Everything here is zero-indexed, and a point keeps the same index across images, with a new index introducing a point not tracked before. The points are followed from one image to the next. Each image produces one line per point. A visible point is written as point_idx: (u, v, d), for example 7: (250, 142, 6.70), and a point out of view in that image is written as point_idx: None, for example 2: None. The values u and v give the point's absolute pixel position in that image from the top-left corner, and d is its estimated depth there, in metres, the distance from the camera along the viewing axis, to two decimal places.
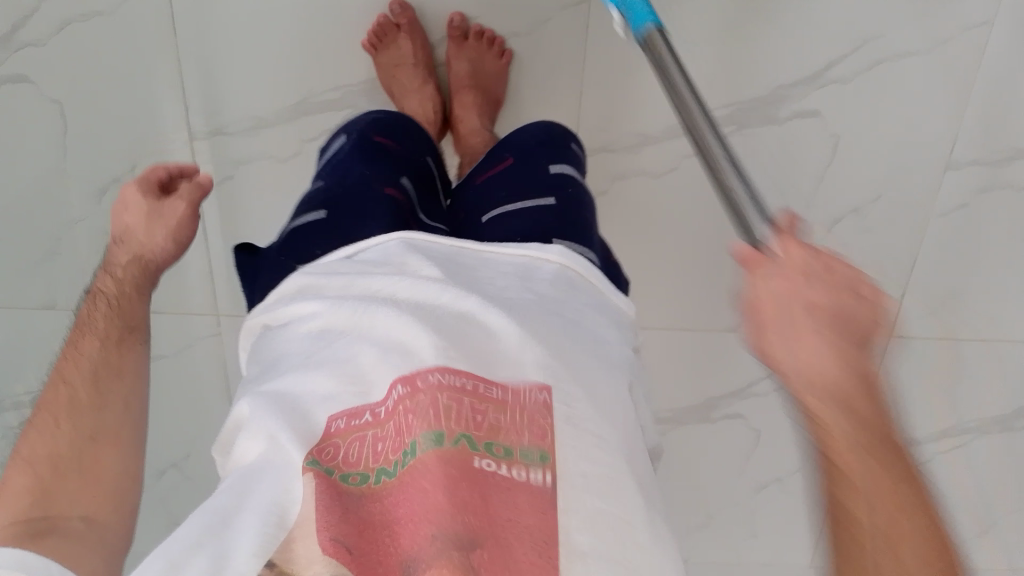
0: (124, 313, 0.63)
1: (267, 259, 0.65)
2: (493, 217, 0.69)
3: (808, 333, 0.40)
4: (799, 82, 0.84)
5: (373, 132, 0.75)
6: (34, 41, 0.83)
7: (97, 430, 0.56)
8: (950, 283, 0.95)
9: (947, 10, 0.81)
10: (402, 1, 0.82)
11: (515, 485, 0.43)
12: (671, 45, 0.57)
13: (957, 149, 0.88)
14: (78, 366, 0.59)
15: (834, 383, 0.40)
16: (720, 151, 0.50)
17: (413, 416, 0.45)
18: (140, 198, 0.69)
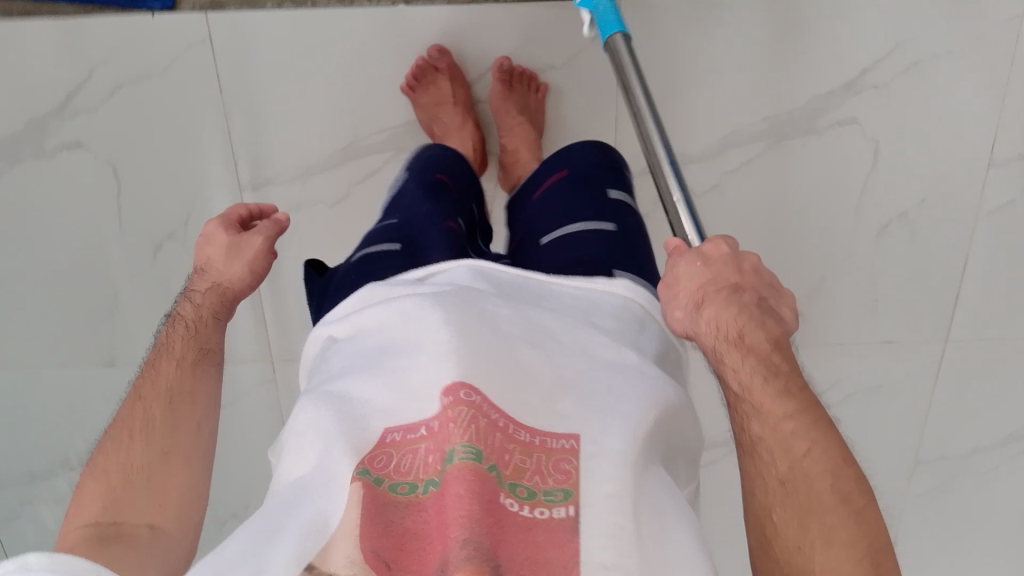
0: (201, 339, 0.63)
1: (336, 279, 0.70)
2: (551, 239, 0.70)
3: (719, 304, 0.52)
4: (836, 91, 0.84)
5: (433, 167, 0.78)
6: (89, 107, 0.86)
7: (170, 449, 0.58)
8: (1002, 281, 0.94)
9: (980, 8, 0.82)
10: (440, 46, 0.84)
11: (535, 526, 0.43)
12: (633, 51, 0.62)
13: (999, 145, 0.87)
14: (155, 386, 0.60)
15: (737, 332, 0.51)
16: (666, 166, 0.58)
17: (454, 425, 0.47)
18: (224, 235, 0.68)
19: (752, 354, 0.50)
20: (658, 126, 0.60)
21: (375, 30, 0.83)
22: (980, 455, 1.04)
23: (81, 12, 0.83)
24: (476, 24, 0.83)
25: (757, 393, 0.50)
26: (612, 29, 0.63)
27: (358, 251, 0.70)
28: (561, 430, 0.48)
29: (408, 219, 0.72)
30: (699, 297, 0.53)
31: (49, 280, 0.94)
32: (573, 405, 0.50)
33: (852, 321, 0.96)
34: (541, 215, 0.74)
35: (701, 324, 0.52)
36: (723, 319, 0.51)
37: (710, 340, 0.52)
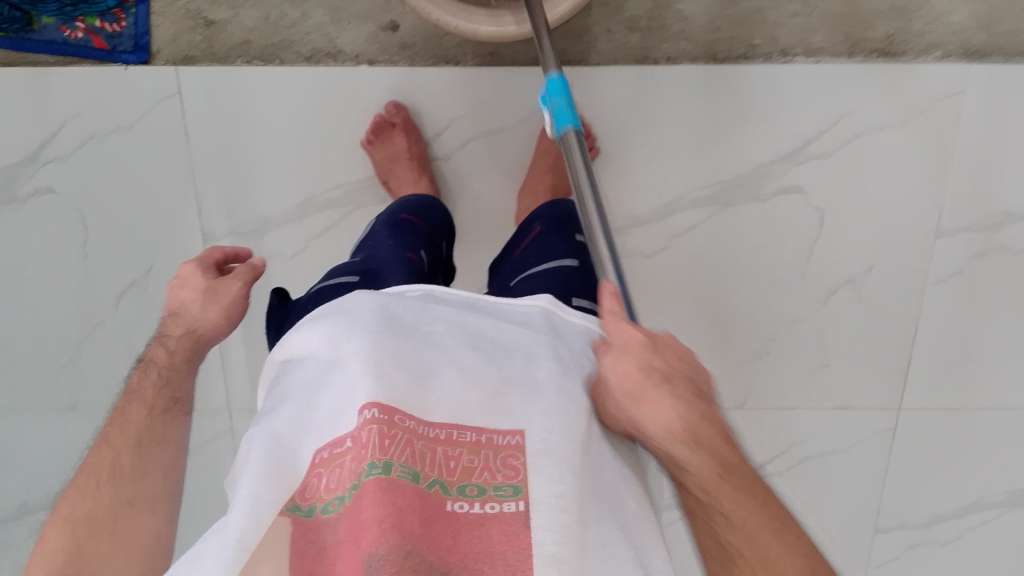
0: (170, 385, 0.67)
1: (300, 306, 0.74)
2: (520, 280, 0.77)
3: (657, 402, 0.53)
4: (780, 160, 0.87)
5: (400, 211, 0.82)
6: (60, 156, 0.89)
7: (135, 496, 0.59)
8: (953, 350, 0.95)
9: (919, 83, 0.85)
10: (396, 102, 0.87)
11: (487, 519, 0.48)
12: (583, 146, 0.62)
13: (944, 215, 0.89)
14: (124, 432, 0.63)
15: (681, 429, 0.53)
16: (603, 240, 0.60)
17: (387, 444, 0.50)
18: (200, 279, 0.73)
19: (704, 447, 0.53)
20: (601, 213, 0.61)
21: (337, 89, 0.87)
22: (939, 526, 1.04)
23: (60, 64, 0.86)
24: (434, 85, 0.87)
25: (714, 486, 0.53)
26: (567, 124, 0.63)
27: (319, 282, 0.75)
28: (505, 428, 0.53)
29: (371, 257, 0.76)
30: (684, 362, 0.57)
31: (14, 322, 0.96)
32: (503, 412, 0.54)
33: (804, 386, 0.97)
34: (523, 262, 0.80)
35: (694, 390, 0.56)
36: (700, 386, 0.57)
37: (665, 438, 0.53)
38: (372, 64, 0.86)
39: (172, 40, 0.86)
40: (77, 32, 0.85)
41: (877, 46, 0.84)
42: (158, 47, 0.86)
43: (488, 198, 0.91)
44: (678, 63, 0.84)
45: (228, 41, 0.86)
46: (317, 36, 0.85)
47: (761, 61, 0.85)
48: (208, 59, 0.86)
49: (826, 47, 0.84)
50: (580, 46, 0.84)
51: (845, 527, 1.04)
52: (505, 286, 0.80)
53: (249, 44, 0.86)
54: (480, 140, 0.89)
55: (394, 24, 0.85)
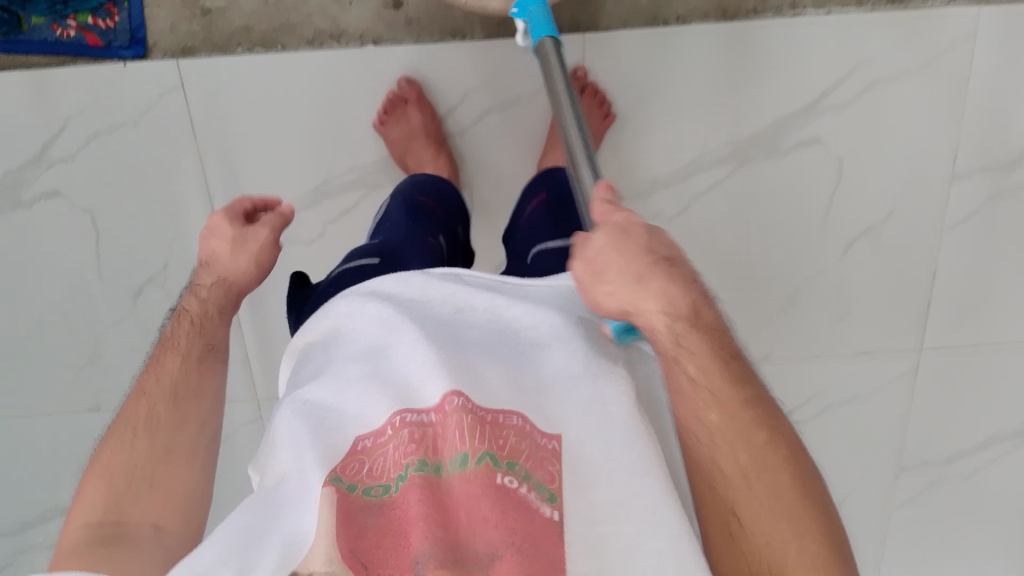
0: (206, 333, 0.68)
1: (318, 292, 0.74)
2: (538, 254, 0.77)
3: (653, 291, 0.55)
4: (798, 113, 0.87)
5: (417, 193, 0.81)
6: (63, 157, 0.87)
7: (171, 445, 0.60)
8: (971, 290, 0.96)
9: (933, 25, 0.84)
10: (410, 77, 0.86)
11: (530, 507, 0.49)
12: (561, 55, 0.64)
13: (960, 156, 0.89)
14: (159, 382, 0.64)
15: (682, 315, 0.55)
16: (575, 136, 0.61)
17: (444, 438, 0.51)
18: (229, 226, 0.71)
19: (711, 356, 0.55)
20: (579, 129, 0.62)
21: (345, 72, 0.85)
22: (962, 461, 1.05)
23: (53, 65, 0.84)
24: (444, 60, 0.85)
25: (724, 394, 0.54)
26: (543, 35, 0.66)
27: (339, 265, 0.75)
28: (545, 429, 0.53)
29: (389, 239, 0.77)
30: (643, 274, 0.55)
31: (32, 329, 0.95)
32: (547, 410, 0.54)
33: (826, 334, 0.98)
34: (530, 237, 0.80)
35: (649, 303, 0.55)
36: (674, 296, 0.55)
37: (666, 322, 0.55)
38: (378, 43, 0.85)
39: (169, 31, 0.84)
40: (69, 29, 0.82)
41: None
42: (155, 40, 0.84)
43: (506, 170, 0.90)
44: (688, 22, 0.83)
45: (227, 28, 0.84)
46: (319, 17, 0.83)
47: (772, 14, 0.84)
48: (209, 48, 0.84)
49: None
50: (589, 12, 0.83)
51: (870, 467, 1.06)
52: (519, 264, 0.79)
53: (249, 30, 0.84)
54: (496, 113, 0.88)
55: (398, 2, 0.83)
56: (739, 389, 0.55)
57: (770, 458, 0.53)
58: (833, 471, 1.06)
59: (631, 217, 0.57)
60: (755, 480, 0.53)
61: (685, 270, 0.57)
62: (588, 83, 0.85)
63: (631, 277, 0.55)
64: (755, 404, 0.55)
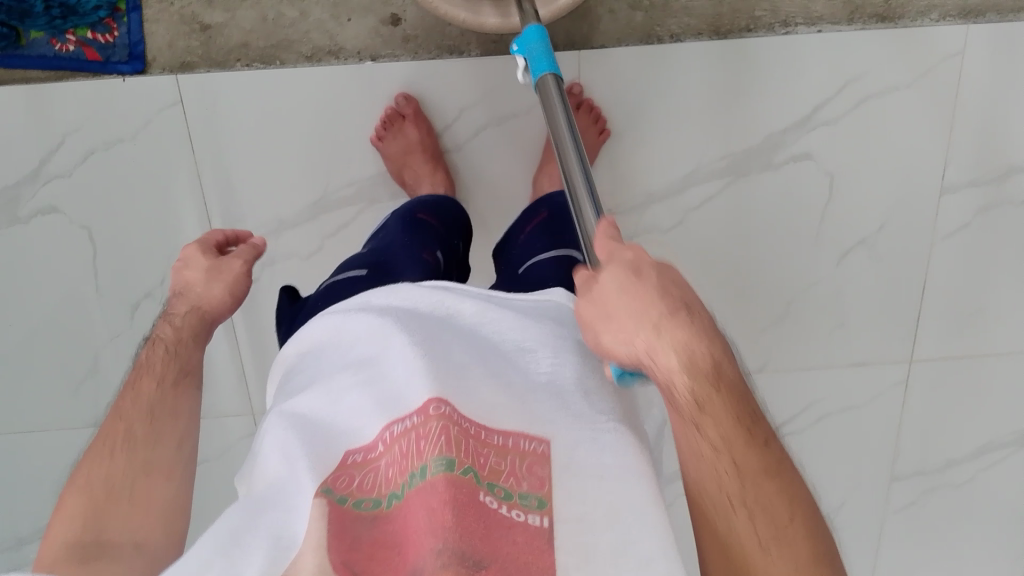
0: (180, 358, 0.69)
1: (309, 304, 0.75)
2: (526, 267, 0.77)
3: (668, 343, 0.51)
4: (790, 128, 0.88)
5: (418, 210, 0.82)
6: (61, 172, 0.88)
7: (150, 464, 0.62)
8: (961, 301, 0.97)
9: (923, 42, 0.85)
10: (407, 93, 0.86)
11: (514, 524, 0.48)
12: (562, 91, 0.63)
13: (949, 170, 0.91)
14: (137, 403, 0.65)
15: (700, 369, 0.51)
16: (580, 178, 0.59)
17: (425, 441, 0.51)
18: (202, 258, 0.74)
19: (730, 415, 0.52)
20: (583, 172, 0.60)
21: (344, 87, 0.86)
22: (954, 470, 1.07)
23: (52, 80, 0.85)
24: (441, 76, 0.86)
25: (739, 450, 0.51)
26: (544, 70, 0.64)
27: (330, 278, 0.76)
28: (533, 433, 0.53)
29: (380, 251, 0.77)
30: (659, 323, 0.52)
31: (28, 345, 0.95)
32: (537, 416, 0.54)
33: (819, 346, 0.99)
34: (520, 250, 0.81)
35: (667, 353, 0.51)
36: (692, 347, 0.51)
37: (684, 378, 0.51)
38: (375, 59, 0.85)
39: (167, 47, 0.84)
40: (67, 45, 0.83)
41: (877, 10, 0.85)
42: (153, 56, 0.85)
43: (503, 184, 0.91)
44: (682, 39, 0.85)
45: (226, 44, 0.84)
46: (317, 34, 0.84)
47: (765, 31, 0.85)
48: (207, 64, 0.85)
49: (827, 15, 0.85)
50: (584, 28, 0.84)
51: (864, 477, 1.07)
52: (508, 277, 0.80)
53: (248, 46, 0.84)
54: (491, 128, 0.88)
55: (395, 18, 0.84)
56: (761, 451, 0.52)
57: (789, 530, 0.50)
58: (827, 480, 1.07)
59: (641, 257, 0.55)
60: (767, 531, 0.50)
61: (702, 315, 0.54)
62: (583, 100, 0.86)
63: (647, 328, 0.52)
64: (779, 467, 0.52)
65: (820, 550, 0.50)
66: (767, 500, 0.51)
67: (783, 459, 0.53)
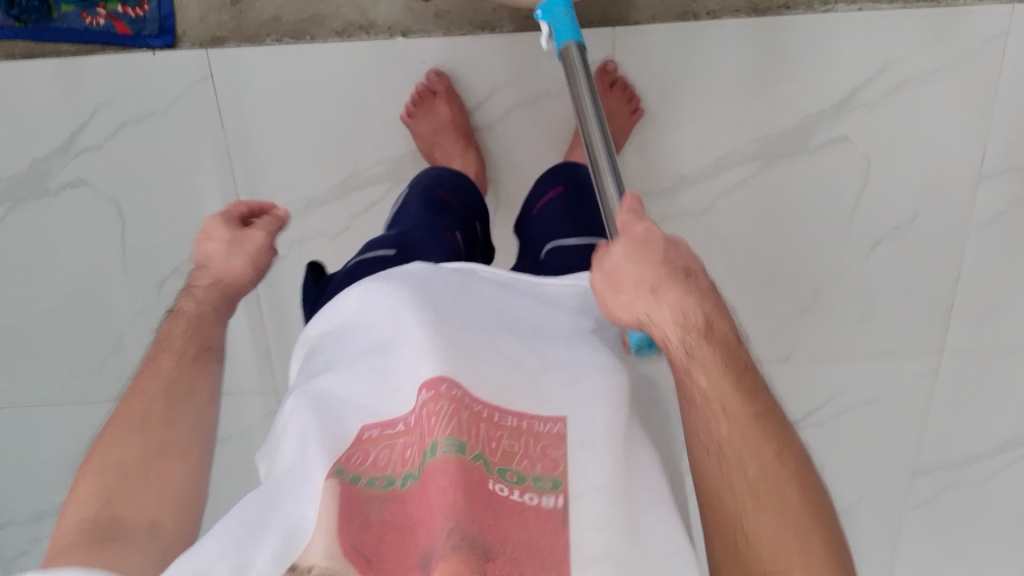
0: (199, 333, 0.68)
1: (334, 283, 0.74)
2: (550, 250, 0.76)
3: (667, 300, 0.52)
4: (826, 111, 0.86)
5: (436, 186, 0.81)
6: (90, 146, 0.87)
7: (165, 444, 0.61)
8: (995, 291, 0.96)
9: (966, 24, 0.83)
10: (439, 70, 0.85)
11: (526, 509, 0.48)
12: (586, 62, 0.62)
13: (988, 157, 0.89)
14: (154, 381, 0.64)
15: (693, 326, 0.53)
16: (602, 151, 0.59)
17: (436, 420, 0.50)
18: (225, 229, 0.71)
19: (722, 371, 0.53)
20: (606, 145, 0.60)
21: (374, 63, 0.85)
22: (981, 462, 1.05)
23: (82, 52, 0.84)
24: (472, 53, 0.85)
25: (730, 404, 0.53)
26: (568, 38, 0.63)
27: (355, 257, 0.74)
28: (548, 413, 0.52)
29: (406, 232, 0.76)
30: (660, 283, 0.53)
31: (55, 320, 0.95)
32: (550, 396, 0.53)
33: (849, 333, 0.97)
34: (546, 231, 0.80)
35: (663, 312, 0.52)
36: (686, 305, 0.53)
37: (678, 335, 0.53)
38: (406, 35, 0.84)
39: (198, 21, 0.84)
40: (98, 18, 0.83)
41: None
42: (184, 29, 0.84)
43: (533, 165, 0.90)
44: (718, 17, 0.83)
45: (257, 19, 0.84)
46: (349, 9, 0.83)
47: (803, 10, 0.83)
48: (237, 39, 0.84)
49: None
50: (618, 9, 0.83)
51: (890, 467, 1.06)
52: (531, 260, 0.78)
53: (280, 21, 0.84)
54: (523, 108, 0.87)
55: None
56: (758, 412, 0.53)
57: (777, 477, 0.52)
58: (852, 470, 1.06)
59: (648, 221, 0.55)
60: (750, 475, 0.52)
61: (700, 274, 0.55)
62: (617, 78, 0.85)
63: (646, 288, 0.53)
64: (772, 422, 0.53)
65: (809, 507, 0.51)
66: (755, 449, 0.52)
67: (777, 412, 0.54)
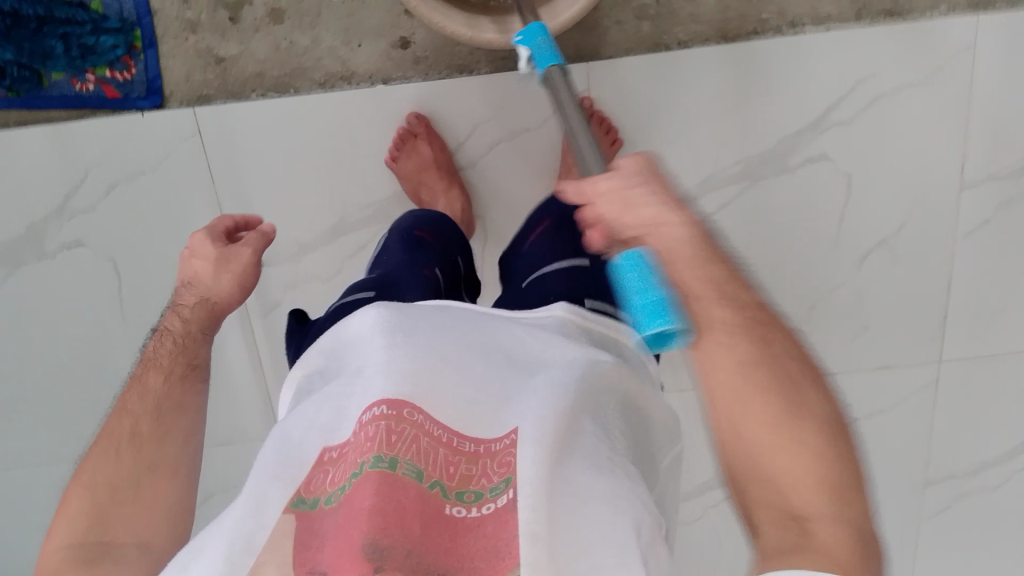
0: (188, 352, 0.69)
1: (317, 325, 0.74)
2: (532, 281, 0.75)
3: (678, 217, 0.47)
4: (803, 130, 0.87)
5: (413, 227, 0.81)
6: (86, 207, 0.89)
7: (155, 462, 0.59)
8: (987, 297, 0.96)
9: (935, 37, 0.84)
10: (418, 113, 0.87)
11: (482, 520, 0.45)
12: (570, 86, 0.60)
13: (968, 166, 0.90)
14: (143, 397, 0.64)
15: (710, 252, 0.48)
16: (585, 140, 0.55)
17: (395, 436, 0.47)
18: (211, 247, 0.75)
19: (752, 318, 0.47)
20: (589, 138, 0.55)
21: (357, 110, 0.87)
22: (990, 470, 1.04)
23: (74, 117, 0.87)
24: (452, 94, 0.87)
25: (755, 344, 0.46)
26: (551, 64, 0.62)
27: (335, 301, 0.74)
28: (503, 431, 0.50)
29: (385, 273, 0.76)
30: (672, 203, 0.48)
31: (58, 379, 0.96)
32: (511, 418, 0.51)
33: (844, 347, 0.98)
34: (530, 263, 0.79)
35: (674, 226, 0.47)
36: (697, 229, 0.48)
37: (690, 249, 0.47)
38: (387, 82, 0.86)
39: (185, 81, 0.86)
40: (87, 83, 0.85)
41: (885, 7, 0.84)
42: (171, 89, 0.86)
43: (520, 199, 0.91)
44: (690, 46, 0.85)
45: (241, 75, 0.86)
46: (330, 60, 0.85)
47: (772, 34, 0.85)
48: (224, 95, 0.87)
49: (834, 15, 0.84)
50: (593, 40, 0.85)
51: (899, 480, 1.05)
52: (514, 288, 0.78)
53: (263, 76, 0.86)
54: (505, 143, 0.89)
55: (405, 41, 0.85)
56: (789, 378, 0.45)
57: (808, 444, 0.43)
58: None
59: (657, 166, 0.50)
60: (780, 434, 0.43)
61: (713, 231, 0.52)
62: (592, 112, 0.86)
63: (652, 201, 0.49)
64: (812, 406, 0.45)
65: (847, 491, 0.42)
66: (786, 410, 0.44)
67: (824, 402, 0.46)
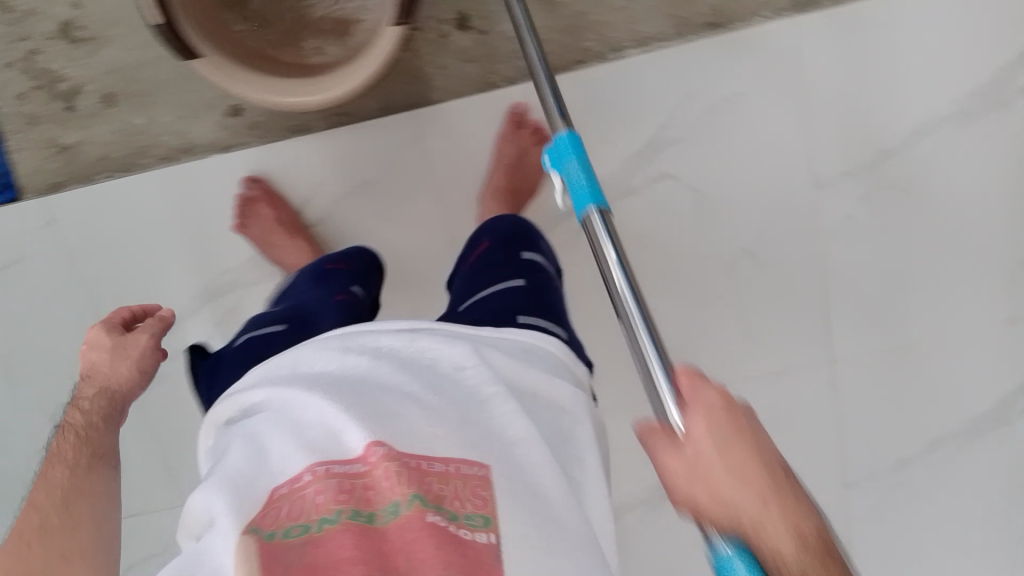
0: (89, 445, 0.60)
1: (225, 358, 0.70)
2: (467, 303, 0.68)
3: (740, 458, 0.44)
4: (642, 151, 0.87)
5: (324, 262, 0.79)
6: None
7: (68, 556, 0.50)
8: (872, 293, 0.92)
9: (756, 44, 0.86)
10: (255, 178, 0.87)
11: (462, 545, 0.45)
12: (614, 232, 0.54)
13: (818, 165, 0.88)
14: (46, 492, 0.55)
15: (778, 479, 0.44)
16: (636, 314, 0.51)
17: (371, 477, 0.47)
18: (106, 336, 0.70)
19: (827, 553, 0.41)
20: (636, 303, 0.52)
21: (201, 181, 0.88)
22: (922, 474, 0.95)
23: None
24: (292, 155, 0.88)
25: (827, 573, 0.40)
26: (588, 202, 0.55)
27: (243, 334, 0.70)
28: (473, 460, 0.49)
29: (296, 305, 0.74)
30: (739, 434, 0.45)
31: None
32: (474, 445, 0.50)
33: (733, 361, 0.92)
34: (466, 284, 0.71)
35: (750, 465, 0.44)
36: (771, 462, 0.44)
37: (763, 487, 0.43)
38: (227, 149, 0.88)
39: (37, 172, 0.89)
40: None
41: (707, 20, 0.86)
42: (24, 183, 0.89)
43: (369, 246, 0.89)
44: (519, 82, 0.86)
45: (88, 159, 0.88)
46: (169, 135, 0.88)
47: (597, 61, 0.86)
48: (75, 181, 0.89)
49: (655, 35, 0.86)
50: (421, 88, 0.87)
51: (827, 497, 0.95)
52: (451, 310, 0.71)
53: (109, 158, 0.88)
54: (348, 195, 0.89)
55: (238, 109, 0.87)
56: None
57: None
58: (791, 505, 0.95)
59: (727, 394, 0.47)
60: None
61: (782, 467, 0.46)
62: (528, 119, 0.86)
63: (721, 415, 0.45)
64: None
65: None
66: None
67: None
